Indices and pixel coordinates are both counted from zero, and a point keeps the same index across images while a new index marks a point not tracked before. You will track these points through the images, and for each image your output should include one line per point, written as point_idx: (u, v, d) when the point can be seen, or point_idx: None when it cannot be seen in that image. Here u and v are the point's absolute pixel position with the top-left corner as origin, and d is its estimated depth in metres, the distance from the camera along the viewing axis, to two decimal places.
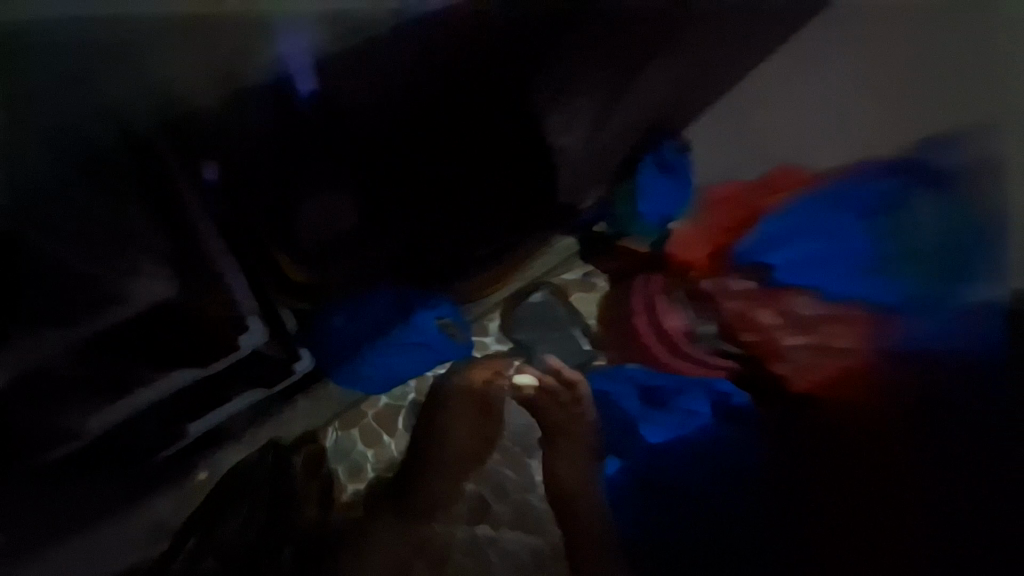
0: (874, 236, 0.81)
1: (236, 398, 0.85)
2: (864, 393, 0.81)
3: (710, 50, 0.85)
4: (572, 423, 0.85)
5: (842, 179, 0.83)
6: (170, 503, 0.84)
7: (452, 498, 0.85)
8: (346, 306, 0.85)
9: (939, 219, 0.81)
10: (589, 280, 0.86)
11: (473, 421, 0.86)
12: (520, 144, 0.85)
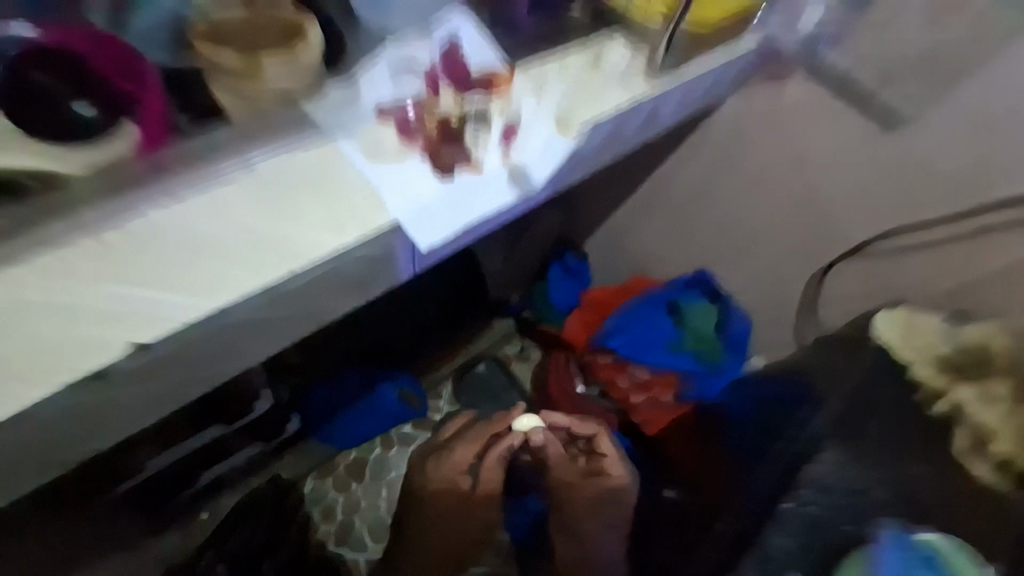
0: (677, 327, 1.05)
1: (239, 452, 1.10)
2: (685, 439, 0.97)
3: (593, 194, 1.21)
4: (601, 483, 0.73)
5: (658, 289, 1.09)
6: (179, 538, 1.05)
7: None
8: (327, 379, 1.11)
9: (715, 306, 1.05)
10: (525, 352, 1.30)
11: (467, 497, 0.73)
12: (467, 271, 1.21)
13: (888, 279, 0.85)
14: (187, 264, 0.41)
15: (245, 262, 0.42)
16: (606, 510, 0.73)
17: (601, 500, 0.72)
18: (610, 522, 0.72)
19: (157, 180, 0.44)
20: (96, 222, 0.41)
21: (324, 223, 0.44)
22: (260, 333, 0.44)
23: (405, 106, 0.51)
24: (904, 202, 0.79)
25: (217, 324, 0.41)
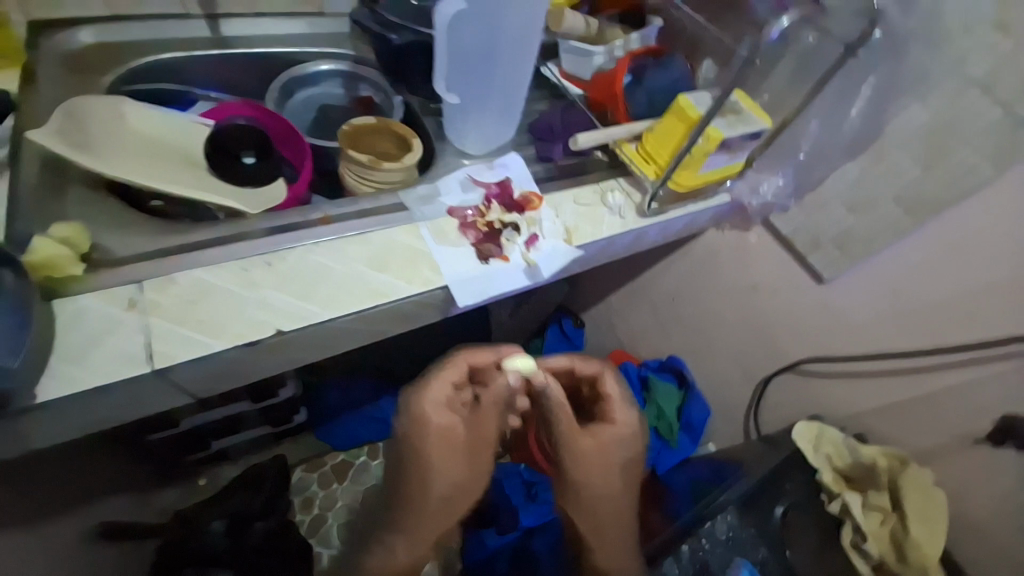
0: (642, 401, 1.23)
1: (246, 431, 1.22)
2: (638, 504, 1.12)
3: (600, 276, 1.43)
4: (603, 429, 0.77)
5: (633, 365, 1.28)
6: (177, 495, 1.17)
7: (416, 548, 0.76)
8: (339, 382, 1.26)
9: (680, 391, 1.22)
10: None
11: (462, 456, 0.72)
12: (482, 316, 1.37)
13: (822, 397, 1.01)
14: (325, 290, 0.62)
15: (354, 291, 0.63)
16: (615, 450, 0.76)
17: (608, 441, 0.76)
18: (619, 463, 0.76)
19: (305, 226, 0.66)
20: (264, 247, 0.63)
21: (413, 275, 0.67)
22: (341, 336, 0.64)
23: (466, 209, 0.75)
24: (831, 335, 0.96)
25: (330, 326, 0.61)
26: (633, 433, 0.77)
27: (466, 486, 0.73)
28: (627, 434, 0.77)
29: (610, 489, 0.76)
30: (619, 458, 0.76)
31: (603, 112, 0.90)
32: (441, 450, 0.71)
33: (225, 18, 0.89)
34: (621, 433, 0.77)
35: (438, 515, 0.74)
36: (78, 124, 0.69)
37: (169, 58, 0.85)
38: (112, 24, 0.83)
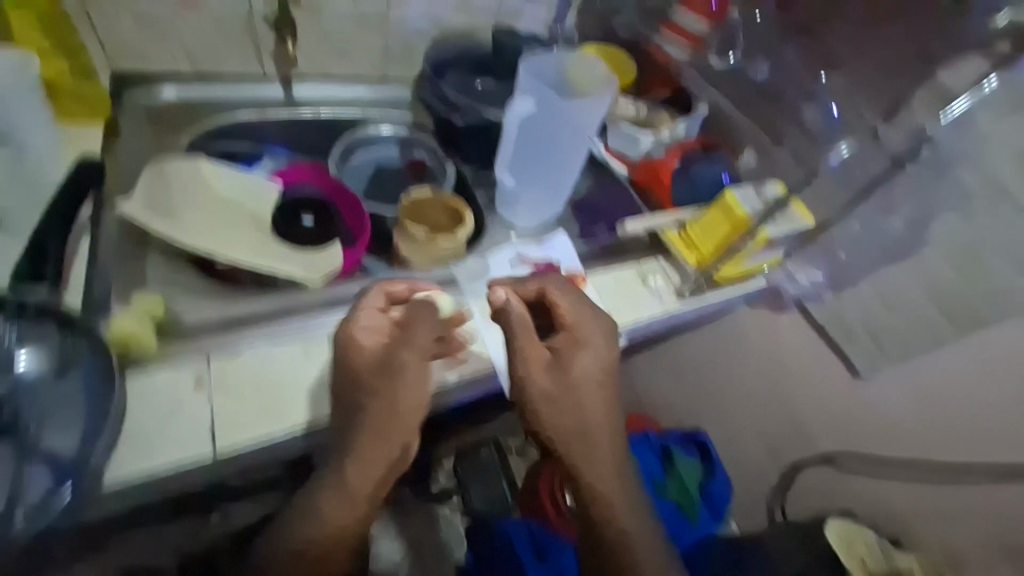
0: (663, 470, 1.17)
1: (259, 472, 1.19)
2: None
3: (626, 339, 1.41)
4: (569, 336, 0.66)
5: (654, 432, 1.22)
6: None
7: (353, 516, 0.56)
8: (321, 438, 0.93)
9: (703, 466, 1.17)
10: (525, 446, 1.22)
11: (399, 386, 0.57)
12: None
13: (855, 492, 0.97)
14: None
15: None
16: (593, 363, 0.64)
17: (584, 353, 0.65)
18: (601, 374, 0.65)
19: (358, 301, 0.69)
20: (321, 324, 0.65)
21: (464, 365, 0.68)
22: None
23: None
24: (867, 434, 0.93)
25: None
26: (607, 339, 0.67)
27: (408, 419, 0.57)
28: (599, 343, 0.66)
29: (597, 409, 0.63)
30: (602, 371, 0.64)
31: (647, 196, 0.93)
32: (371, 370, 0.58)
33: (296, 80, 0.94)
34: (597, 342, 0.66)
35: (373, 466, 0.56)
36: (157, 187, 0.72)
37: (241, 117, 0.89)
38: (192, 82, 0.87)
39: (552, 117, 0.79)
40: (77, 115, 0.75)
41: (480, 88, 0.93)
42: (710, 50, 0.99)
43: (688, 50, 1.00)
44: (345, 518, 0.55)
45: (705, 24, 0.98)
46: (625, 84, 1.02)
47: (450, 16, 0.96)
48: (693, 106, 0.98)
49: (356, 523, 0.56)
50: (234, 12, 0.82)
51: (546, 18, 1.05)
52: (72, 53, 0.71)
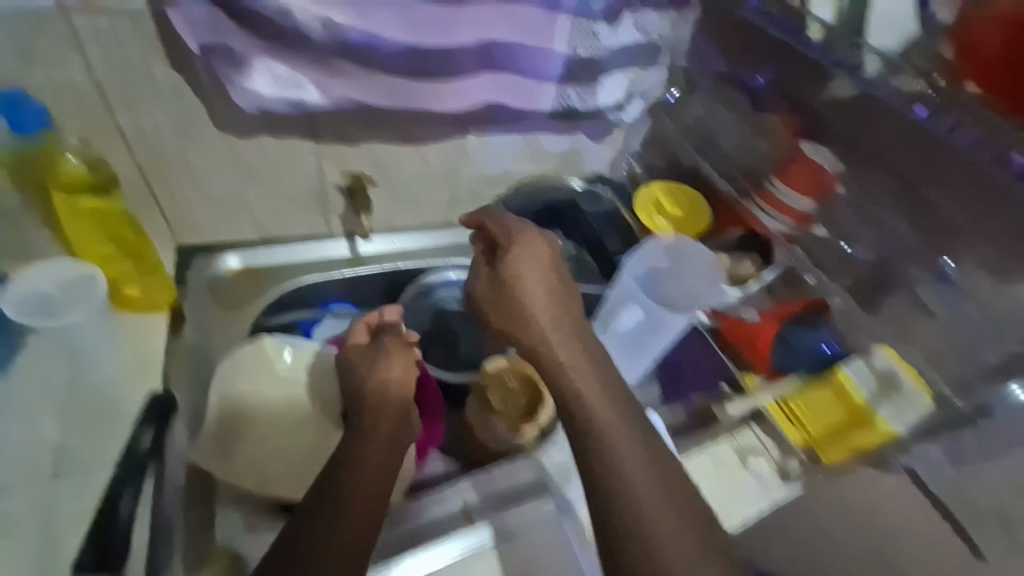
0: None
1: None
2: None
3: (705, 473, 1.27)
4: (511, 257, 0.66)
5: None
6: None
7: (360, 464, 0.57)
8: None
9: None
10: None
11: (390, 375, 0.65)
12: None
13: None
14: None
15: None
16: (526, 263, 0.66)
17: (517, 258, 0.66)
18: (535, 269, 0.66)
19: (439, 520, 0.66)
20: (402, 541, 0.64)
21: None
22: None
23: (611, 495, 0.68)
24: None
25: None
26: (541, 253, 0.67)
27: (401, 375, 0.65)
28: (532, 255, 0.66)
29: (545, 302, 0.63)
30: (535, 268, 0.66)
31: (737, 353, 0.83)
32: (360, 353, 0.68)
33: (358, 236, 0.87)
34: (527, 245, 0.67)
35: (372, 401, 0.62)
36: (229, 401, 0.68)
37: (307, 280, 0.83)
38: (258, 247, 0.82)
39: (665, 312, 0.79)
40: (143, 307, 0.72)
41: (563, 257, 0.93)
42: (815, 224, 0.81)
43: (789, 225, 0.84)
44: (356, 453, 0.58)
45: (813, 203, 0.80)
46: (701, 232, 0.90)
47: (521, 168, 0.93)
48: (773, 257, 0.85)
49: (371, 458, 0.57)
50: (304, 184, 0.76)
51: (612, 158, 0.97)
52: (134, 254, 0.68)
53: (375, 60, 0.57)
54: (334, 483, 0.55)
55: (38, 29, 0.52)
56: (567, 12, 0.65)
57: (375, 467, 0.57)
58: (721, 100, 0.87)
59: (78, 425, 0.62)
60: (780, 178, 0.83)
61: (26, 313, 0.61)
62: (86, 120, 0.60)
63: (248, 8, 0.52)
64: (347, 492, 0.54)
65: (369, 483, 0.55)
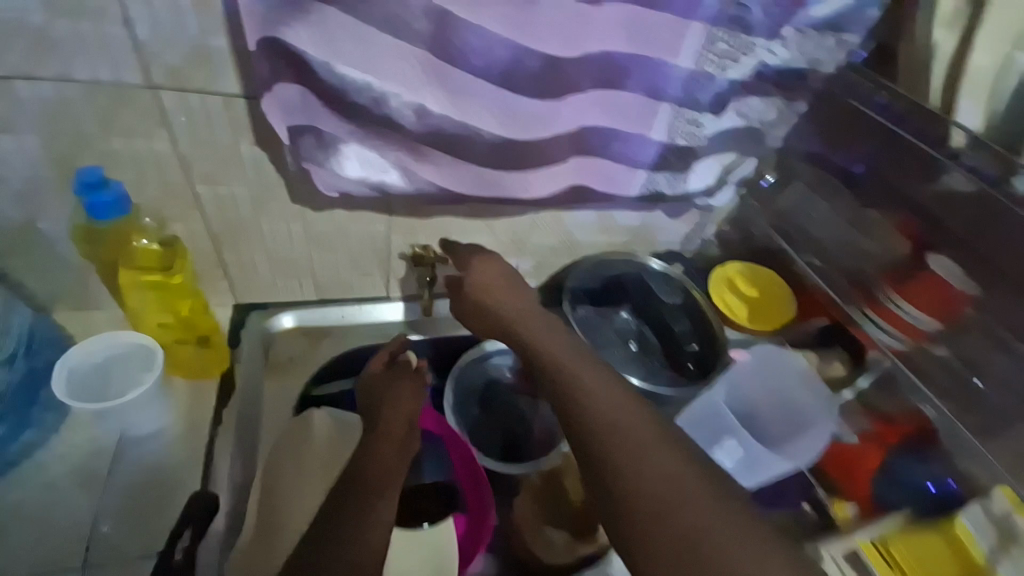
0: None
1: None
2: None
3: None
4: (484, 280, 0.68)
5: None
6: None
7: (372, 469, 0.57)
8: None
9: None
10: None
11: (399, 395, 0.65)
12: None
13: None
14: None
15: None
16: (500, 277, 0.67)
17: (492, 273, 0.68)
18: (513, 284, 0.67)
19: None
20: None
21: None
22: None
23: None
24: None
25: None
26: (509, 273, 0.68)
27: (409, 392, 0.66)
28: (504, 278, 0.68)
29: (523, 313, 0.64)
30: (506, 285, 0.67)
31: (825, 474, 0.74)
32: (375, 376, 0.68)
33: (415, 297, 0.81)
34: (487, 262, 0.69)
35: (380, 411, 0.64)
36: (271, 471, 0.64)
37: (360, 346, 0.78)
38: (314, 308, 0.77)
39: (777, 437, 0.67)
40: (198, 372, 0.69)
41: (635, 349, 0.84)
42: (937, 343, 0.69)
43: (904, 342, 0.72)
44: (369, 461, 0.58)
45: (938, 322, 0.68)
46: (780, 324, 0.83)
47: (589, 239, 0.84)
48: (864, 359, 0.77)
49: (378, 459, 0.58)
50: (371, 252, 0.72)
51: (689, 231, 0.88)
52: (192, 324, 0.66)
53: (468, 151, 0.54)
54: (350, 479, 0.56)
55: (127, 104, 0.50)
56: (671, 102, 0.59)
57: (383, 466, 0.58)
58: (827, 197, 0.78)
59: (116, 500, 0.60)
60: (897, 292, 0.70)
61: (79, 392, 0.59)
62: (162, 189, 0.58)
63: (340, 97, 0.48)
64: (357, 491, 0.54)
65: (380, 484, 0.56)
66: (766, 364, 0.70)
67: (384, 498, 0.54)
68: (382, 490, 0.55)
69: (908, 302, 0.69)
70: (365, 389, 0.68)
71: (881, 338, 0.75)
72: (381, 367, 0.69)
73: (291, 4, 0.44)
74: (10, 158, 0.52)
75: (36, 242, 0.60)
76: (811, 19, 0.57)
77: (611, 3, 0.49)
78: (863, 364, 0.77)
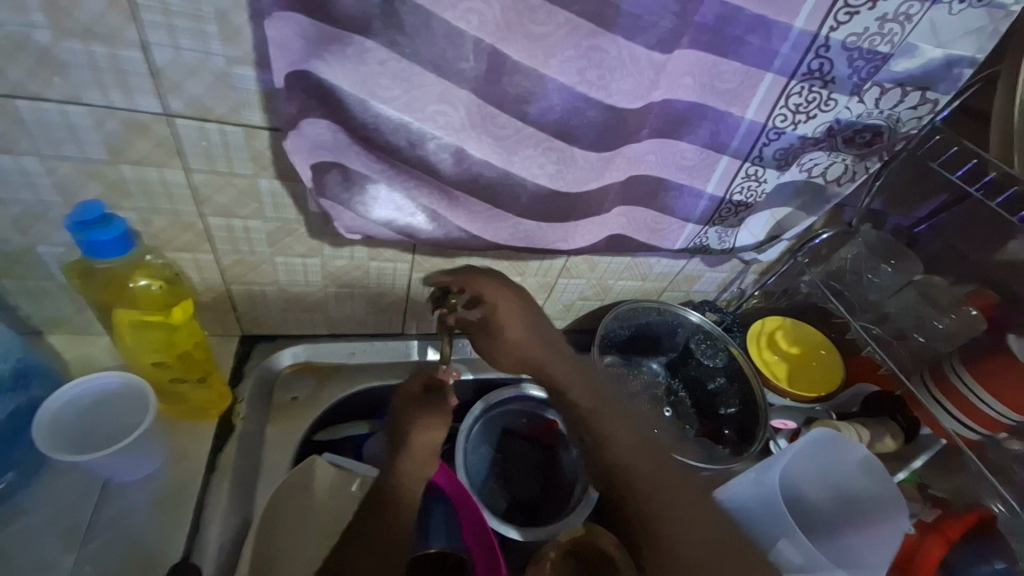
0: None
1: None
2: None
3: None
4: (500, 313, 0.56)
5: None
6: None
7: (401, 496, 0.59)
8: None
9: None
10: None
11: (425, 423, 0.61)
12: None
13: None
14: None
15: None
16: (515, 315, 0.56)
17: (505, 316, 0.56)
18: (528, 327, 0.57)
19: None
20: None
21: None
22: None
23: None
24: None
25: None
26: (524, 299, 0.58)
27: (438, 423, 0.62)
28: (525, 305, 0.57)
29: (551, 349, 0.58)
30: (524, 324, 0.57)
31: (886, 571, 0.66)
32: (407, 398, 0.64)
33: (433, 336, 0.76)
34: (501, 291, 0.57)
35: (407, 435, 0.61)
36: (266, 534, 0.59)
37: (372, 386, 0.73)
38: (323, 342, 0.72)
39: (834, 544, 0.59)
40: (190, 415, 0.63)
41: (671, 414, 0.77)
42: (1013, 436, 0.61)
43: (980, 433, 0.62)
44: (394, 484, 0.59)
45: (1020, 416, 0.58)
46: (826, 391, 0.76)
47: (621, 283, 0.76)
48: (919, 435, 0.71)
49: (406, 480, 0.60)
50: (390, 291, 0.67)
51: (725, 280, 0.81)
52: (189, 362, 0.58)
53: (509, 202, 0.49)
54: (376, 501, 0.57)
55: (142, 132, 0.46)
56: (734, 155, 0.54)
57: (410, 485, 0.60)
58: (890, 260, 0.73)
59: (93, 562, 0.53)
60: (973, 374, 0.61)
61: (58, 444, 0.53)
62: (173, 220, 0.53)
63: (372, 137, 0.43)
64: (378, 508, 0.57)
65: (399, 495, 0.58)
66: (835, 455, 0.63)
67: (405, 516, 0.58)
68: (404, 500, 0.59)
69: (987, 390, 0.60)
70: (396, 411, 0.64)
71: (950, 425, 0.64)
72: (417, 390, 0.64)
73: (326, 35, 0.39)
74: (7, 181, 0.47)
75: (32, 268, 0.55)
76: (893, 74, 0.52)
77: (683, 49, 0.44)
78: (920, 440, 0.70)
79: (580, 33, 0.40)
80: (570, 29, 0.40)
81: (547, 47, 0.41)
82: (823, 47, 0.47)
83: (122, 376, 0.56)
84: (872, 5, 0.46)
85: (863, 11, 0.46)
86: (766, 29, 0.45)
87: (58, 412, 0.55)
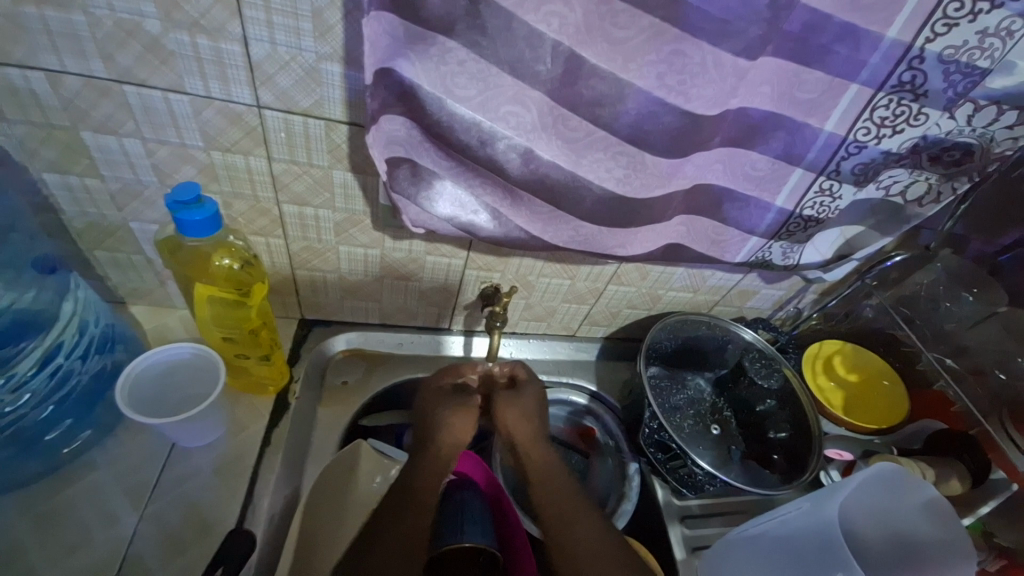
0: None
1: None
2: None
3: None
4: (528, 394, 0.67)
5: None
6: None
7: (423, 487, 0.59)
8: None
9: None
10: None
11: (445, 416, 0.64)
12: None
13: None
14: None
15: None
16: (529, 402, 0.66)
17: (522, 397, 0.66)
18: (534, 415, 0.66)
19: None
20: None
21: None
22: None
23: None
24: None
25: None
26: (537, 396, 0.67)
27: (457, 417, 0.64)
28: (536, 400, 0.67)
29: (535, 440, 0.64)
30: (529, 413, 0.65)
31: None
32: (433, 393, 0.67)
33: (478, 332, 0.77)
34: (529, 387, 0.67)
35: (429, 427, 0.64)
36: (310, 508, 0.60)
37: (416, 377, 0.75)
38: (375, 332, 0.75)
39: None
40: (249, 389, 0.66)
41: (718, 432, 0.74)
42: None
43: None
44: (411, 473, 0.60)
45: None
46: (886, 424, 0.72)
47: (671, 294, 0.75)
48: (988, 479, 0.64)
49: (422, 471, 0.60)
50: (443, 286, 0.69)
51: (782, 298, 0.77)
52: (255, 339, 0.62)
53: (571, 204, 0.49)
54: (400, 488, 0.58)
55: (232, 120, 0.49)
56: (808, 168, 0.52)
57: (432, 482, 0.60)
58: (972, 289, 0.69)
59: (156, 520, 0.57)
60: None
61: (135, 404, 0.58)
62: (250, 205, 0.56)
63: (445, 135, 0.45)
64: (399, 503, 0.57)
65: (425, 487, 0.59)
66: (893, 496, 0.60)
67: (425, 514, 0.57)
68: (427, 492, 0.59)
69: None
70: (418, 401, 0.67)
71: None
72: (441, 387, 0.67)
73: (413, 35, 0.40)
74: (109, 159, 0.52)
75: (123, 241, 0.60)
76: (989, 92, 0.49)
77: (765, 58, 0.43)
78: (990, 484, 0.64)
79: (662, 38, 0.40)
80: (651, 34, 0.40)
81: (627, 52, 0.41)
82: (917, 58, 0.45)
83: (196, 347, 0.60)
84: (974, 18, 0.43)
85: (962, 23, 0.43)
86: (855, 39, 0.43)
87: (140, 372, 0.59)
